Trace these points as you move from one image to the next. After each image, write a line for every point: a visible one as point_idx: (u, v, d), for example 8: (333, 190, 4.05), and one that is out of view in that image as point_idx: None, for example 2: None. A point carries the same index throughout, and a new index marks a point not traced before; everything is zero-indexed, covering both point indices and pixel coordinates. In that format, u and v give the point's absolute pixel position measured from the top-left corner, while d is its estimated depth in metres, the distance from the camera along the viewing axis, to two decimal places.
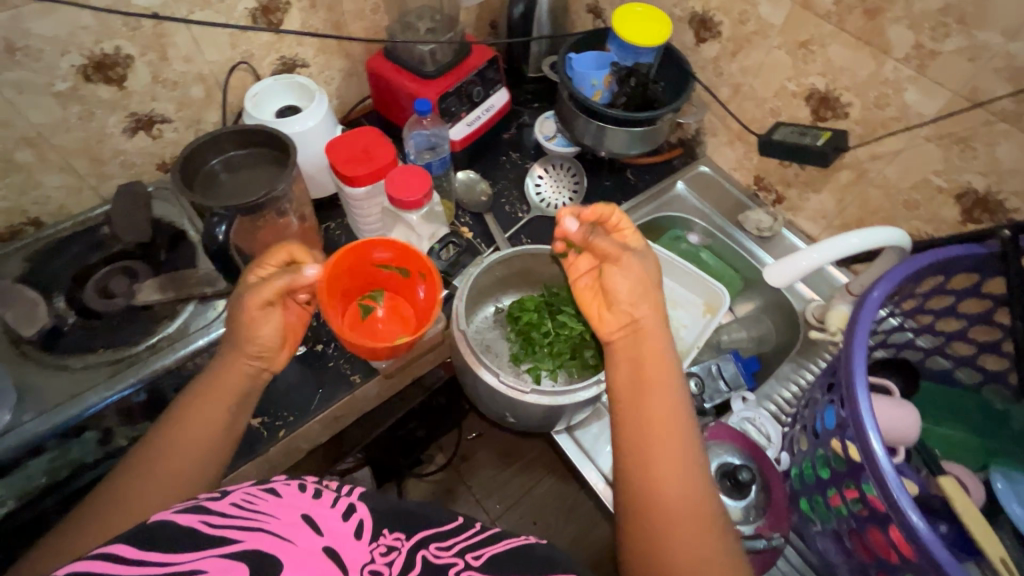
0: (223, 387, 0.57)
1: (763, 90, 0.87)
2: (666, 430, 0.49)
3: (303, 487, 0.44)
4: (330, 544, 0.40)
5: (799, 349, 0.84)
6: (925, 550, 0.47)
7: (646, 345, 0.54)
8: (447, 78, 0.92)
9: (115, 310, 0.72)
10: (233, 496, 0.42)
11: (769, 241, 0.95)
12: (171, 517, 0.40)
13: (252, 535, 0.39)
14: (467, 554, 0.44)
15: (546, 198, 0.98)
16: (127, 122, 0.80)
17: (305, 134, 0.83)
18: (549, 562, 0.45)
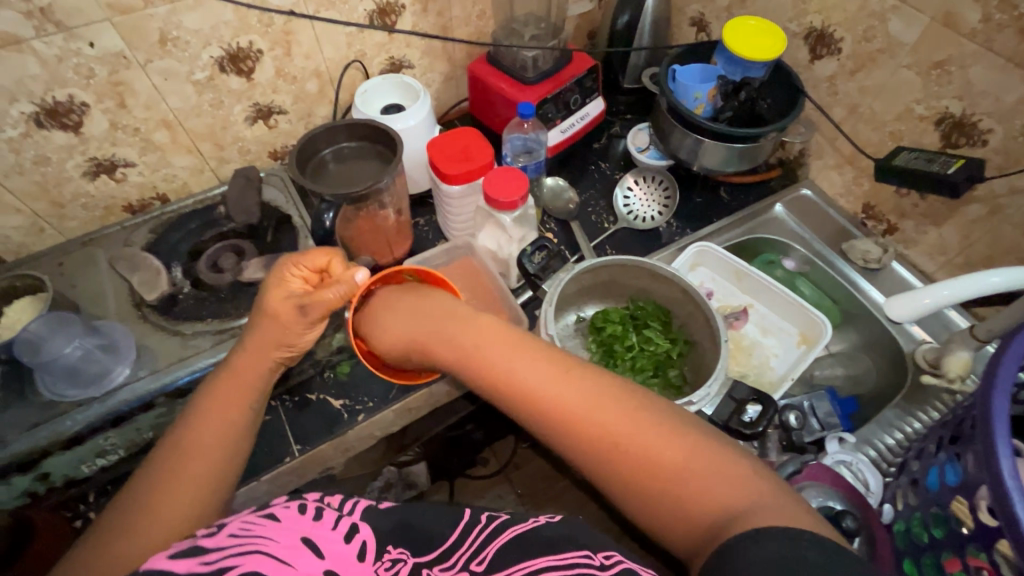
0: (235, 382, 0.58)
1: (885, 112, 0.81)
2: (576, 397, 0.47)
3: (304, 508, 0.44)
4: (329, 567, 0.41)
5: (907, 395, 0.77)
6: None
7: (480, 335, 0.54)
8: (546, 84, 0.92)
9: (225, 283, 0.77)
10: (228, 529, 0.41)
11: (876, 274, 0.88)
12: (169, 563, 0.38)
13: (248, 560, 0.39)
14: (469, 562, 0.43)
15: (634, 210, 0.96)
16: (250, 111, 0.86)
17: (408, 131, 0.86)
18: (560, 540, 0.43)
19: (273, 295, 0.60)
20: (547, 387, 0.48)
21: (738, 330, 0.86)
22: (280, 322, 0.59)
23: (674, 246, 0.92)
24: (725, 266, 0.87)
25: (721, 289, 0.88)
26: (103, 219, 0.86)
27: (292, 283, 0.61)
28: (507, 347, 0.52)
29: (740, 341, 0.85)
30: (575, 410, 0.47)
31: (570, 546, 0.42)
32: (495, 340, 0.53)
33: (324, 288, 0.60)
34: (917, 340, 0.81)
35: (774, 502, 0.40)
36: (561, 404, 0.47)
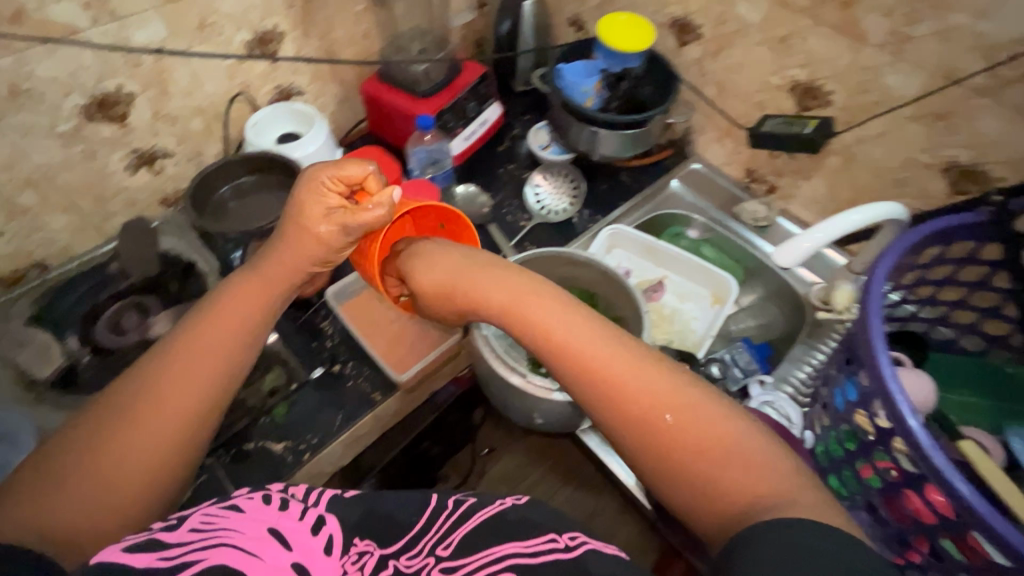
0: (246, 298, 0.57)
1: (748, 86, 0.90)
2: (618, 364, 0.47)
3: (269, 498, 0.44)
4: (297, 559, 0.40)
5: (808, 332, 0.86)
6: (961, 501, 0.47)
7: (538, 307, 0.52)
8: (442, 95, 0.94)
9: (132, 345, 0.72)
10: (190, 522, 0.40)
11: (767, 230, 0.98)
12: (126, 556, 0.37)
13: (213, 552, 0.38)
14: (435, 548, 0.45)
15: (546, 205, 0.99)
16: (130, 159, 0.81)
17: (309, 158, 0.84)
18: (522, 526, 0.45)
19: (306, 209, 0.58)
20: (592, 347, 0.48)
21: (657, 301, 0.92)
22: (299, 221, 0.59)
23: (589, 233, 0.96)
24: (637, 244, 0.92)
25: (638, 266, 0.93)
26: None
27: (332, 198, 0.59)
28: (566, 313, 0.51)
29: (661, 311, 0.91)
30: (622, 381, 0.47)
31: (536, 532, 0.45)
32: (566, 317, 0.51)
33: (363, 211, 0.59)
34: (809, 283, 0.91)
35: (812, 504, 0.40)
36: (599, 365, 0.47)
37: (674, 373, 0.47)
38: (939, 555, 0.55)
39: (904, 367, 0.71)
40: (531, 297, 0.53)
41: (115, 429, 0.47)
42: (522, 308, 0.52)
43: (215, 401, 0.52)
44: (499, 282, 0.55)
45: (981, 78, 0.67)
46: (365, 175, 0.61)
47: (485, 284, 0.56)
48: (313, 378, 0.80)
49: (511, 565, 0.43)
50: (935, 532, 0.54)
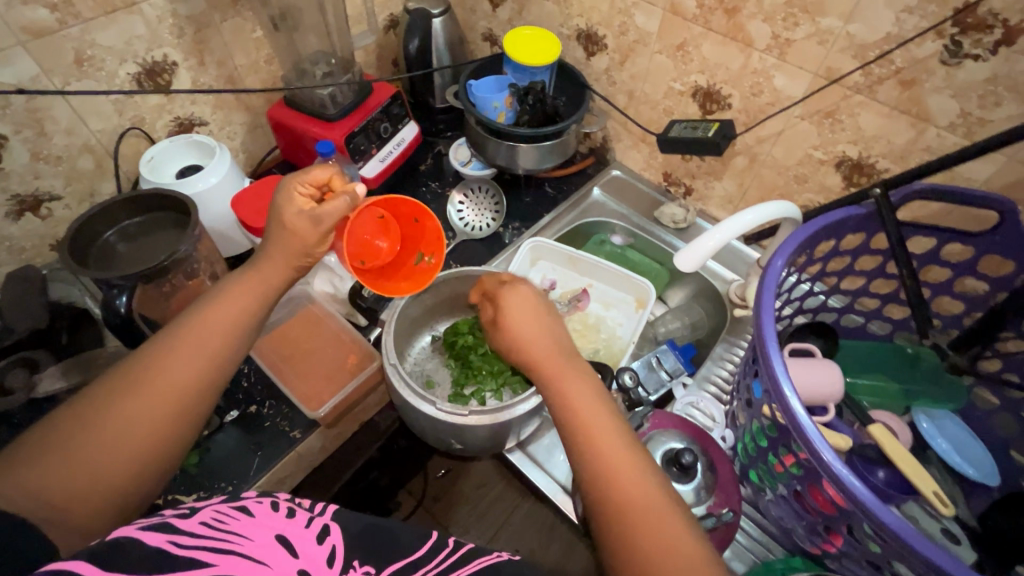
0: (236, 300, 0.53)
1: (654, 93, 0.92)
2: (610, 432, 0.49)
3: (276, 506, 0.43)
4: (304, 568, 0.39)
5: (728, 329, 0.88)
6: (849, 492, 0.51)
7: (593, 414, 0.50)
8: (351, 117, 0.92)
9: (18, 406, 0.67)
10: (203, 516, 0.40)
11: (686, 231, 1.00)
12: (141, 534, 0.37)
13: (223, 557, 0.37)
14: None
15: (470, 222, 0.99)
16: (10, 205, 0.76)
17: (211, 191, 0.81)
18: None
19: (275, 217, 0.57)
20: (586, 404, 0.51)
21: (583, 311, 0.92)
22: (287, 226, 0.56)
23: (513, 247, 0.96)
24: (559, 255, 0.92)
25: (562, 276, 0.94)
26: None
27: (299, 198, 0.58)
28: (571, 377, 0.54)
29: (587, 320, 0.91)
30: (608, 444, 0.49)
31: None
32: (604, 416, 0.51)
33: (327, 202, 0.57)
34: (728, 280, 0.92)
35: None
36: (614, 461, 0.48)
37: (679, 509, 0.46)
38: (843, 539, 0.58)
39: (814, 357, 0.73)
40: (523, 334, 0.56)
41: (108, 408, 0.45)
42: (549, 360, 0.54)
43: (202, 401, 0.49)
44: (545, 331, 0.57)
45: (857, 76, 0.70)
46: (329, 176, 0.60)
47: (527, 350, 0.55)
48: (228, 421, 0.76)
49: None
50: (837, 521, 0.57)
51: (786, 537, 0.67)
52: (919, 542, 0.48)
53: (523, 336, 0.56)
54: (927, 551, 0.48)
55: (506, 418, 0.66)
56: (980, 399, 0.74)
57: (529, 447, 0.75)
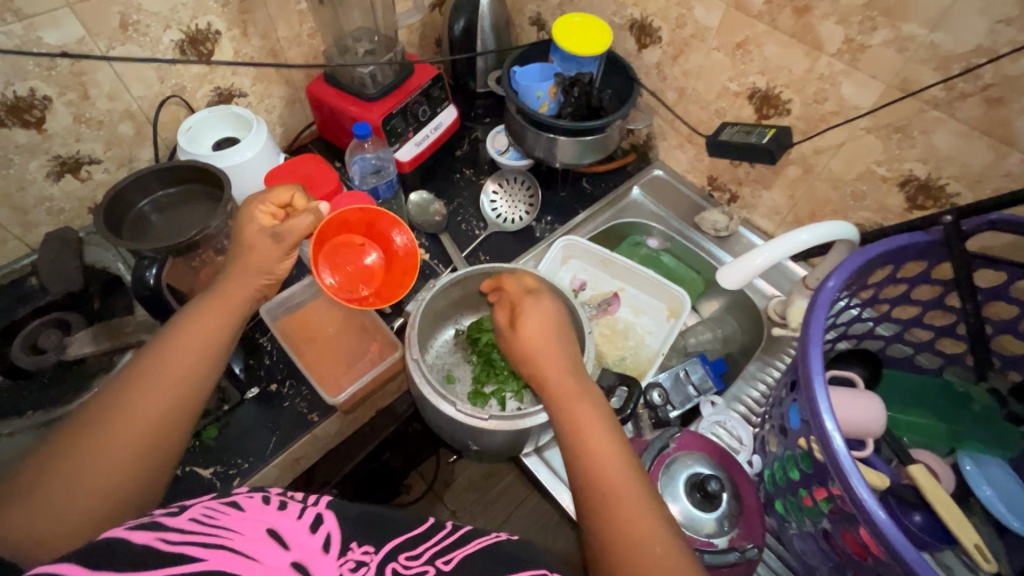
0: (205, 319, 0.55)
1: (707, 92, 0.87)
2: (612, 472, 0.48)
3: (267, 501, 0.43)
4: (296, 558, 0.38)
5: (764, 347, 0.83)
6: (892, 547, 0.47)
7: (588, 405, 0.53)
8: (390, 98, 0.90)
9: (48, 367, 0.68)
10: (192, 512, 0.40)
11: (727, 241, 0.95)
12: (128, 534, 0.37)
13: (214, 551, 0.36)
14: (437, 559, 0.42)
15: (503, 214, 0.96)
16: (51, 166, 0.77)
17: (243, 166, 0.80)
18: (517, 557, 0.44)
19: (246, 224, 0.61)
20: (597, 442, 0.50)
21: (611, 315, 0.89)
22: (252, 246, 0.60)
23: (545, 243, 0.93)
24: (592, 255, 0.89)
25: (593, 277, 0.91)
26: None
27: (260, 218, 0.62)
28: (597, 424, 0.52)
29: (615, 325, 0.88)
30: (620, 491, 0.47)
31: (529, 566, 0.43)
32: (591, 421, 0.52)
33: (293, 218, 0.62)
34: (769, 296, 0.88)
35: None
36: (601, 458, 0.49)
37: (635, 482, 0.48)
38: None
39: (855, 388, 0.68)
40: (564, 366, 0.57)
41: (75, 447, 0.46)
42: (551, 374, 0.56)
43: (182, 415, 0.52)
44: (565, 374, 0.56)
45: (937, 90, 0.64)
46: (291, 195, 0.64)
47: (553, 366, 0.57)
48: (249, 397, 0.76)
49: None
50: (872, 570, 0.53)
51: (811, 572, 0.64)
52: None
53: (539, 360, 0.58)
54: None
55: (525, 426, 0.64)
56: None
57: (546, 453, 0.73)
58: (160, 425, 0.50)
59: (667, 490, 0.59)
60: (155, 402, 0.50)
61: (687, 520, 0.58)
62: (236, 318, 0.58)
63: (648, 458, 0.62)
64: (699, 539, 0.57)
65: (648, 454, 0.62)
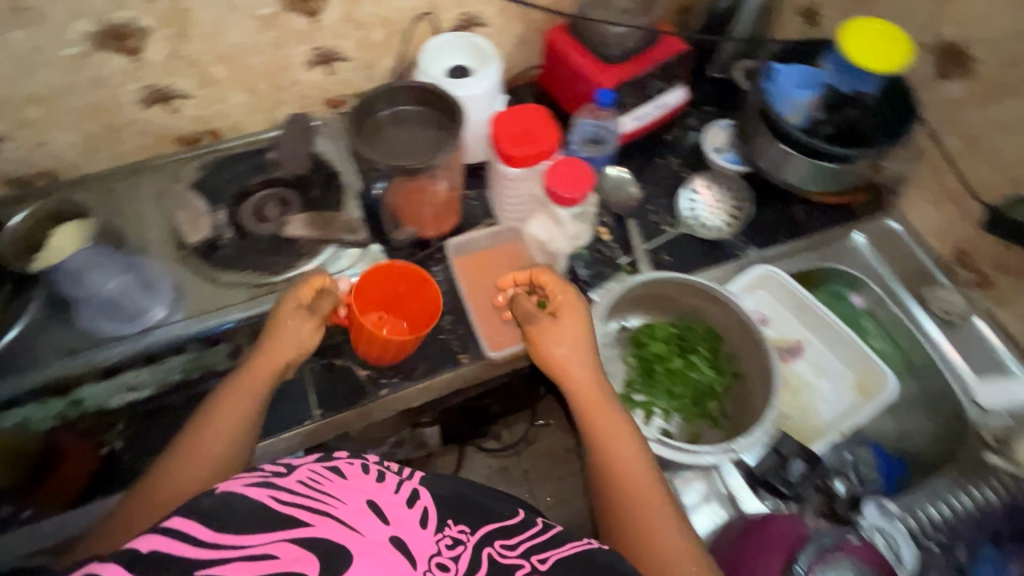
0: (269, 357, 0.61)
1: (1008, 153, 0.72)
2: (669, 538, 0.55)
3: (366, 468, 0.48)
4: (395, 533, 0.44)
5: (961, 469, 0.74)
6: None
7: (614, 424, 0.61)
8: (627, 65, 0.85)
9: (254, 245, 0.75)
10: (301, 474, 0.46)
11: (954, 330, 0.81)
12: (248, 490, 0.44)
13: (319, 519, 0.43)
14: (532, 556, 0.46)
15: (699, 216, 0.87)
16: (310, 55, 0.78)
17: (473, 100, 0.80)
18: (615, 571, 0.46)
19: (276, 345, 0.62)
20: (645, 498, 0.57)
21: (789, 366, 0.81)
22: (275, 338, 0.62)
23: (740, 266, 0.84)
24: (790, 296, 0.81)
25: (779, 316, 0.82)
26: (142, 151, 0.79)
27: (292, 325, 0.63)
28: (621, 432, 0.61)
29: (789, 379, 0.80)
30: (661, 550, 0.55)
31: (630, 575, 0.46)
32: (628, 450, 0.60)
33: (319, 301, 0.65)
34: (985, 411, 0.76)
35: None
36: (621, 471, 0.59)
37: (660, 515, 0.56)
38: None
39: None
40: (575, 365, 0.63)
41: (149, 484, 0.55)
42: (596, 414, 0.61)
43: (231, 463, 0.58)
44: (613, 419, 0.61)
45: None
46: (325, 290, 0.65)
47: (579, 375, 0.62)
48: None
49: None
50: None
51: None
52: None
53: (569, 368, 0.62)
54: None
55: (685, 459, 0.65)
56: None
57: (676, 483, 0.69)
58: (226, 461, 0.57)
59: None
60: (214, 445, 0.57)
61: None
62: (268, 378, 0.61)
63: (808, 553, 0.61)
64: None
65: (808, 549, 0.61)
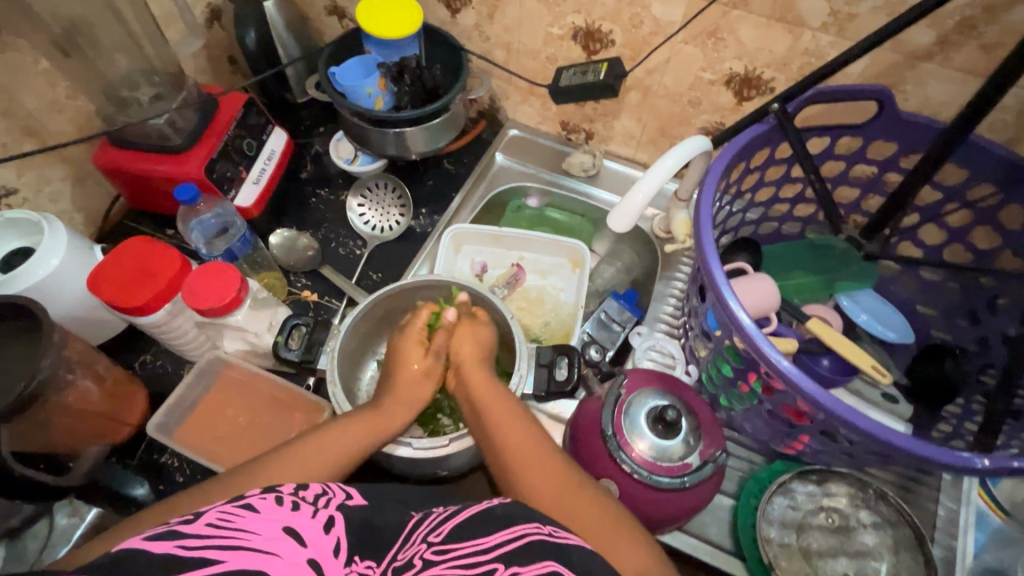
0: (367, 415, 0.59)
1: (533, 42, 0.87)
2: (552, 482, 0.52)
3: (280, 501, 0.43)
4: (312, 556, 0.40)
5: (662, 265, 0.88)
6: (798, 389, 0.52)
7: (505, 410, 0.59)
8: (204, 142, 0.78)
9: None
10: (208, 517, 0.39)
11: (598, 177, 0.97)
12: (147, 544, 0.36)
13: (233, 555, 0.37)
14: (428, 537, 0.43)
15: (377, 224, 0.91)
16: None
17: (55, 277, 0.65)
18: (509, 517, 0.43)
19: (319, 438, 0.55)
20: (534, 465, 0.54)
21: (522, 287, 0.88)
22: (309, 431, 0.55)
23: (432, 240, 0.89)
24: (482, 236, 0.88)
25: (490, 256, 0.89)
26: None
27: None
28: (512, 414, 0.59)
29: (529, 296, 0.87)
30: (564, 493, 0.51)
31: (521, 519, 0.43)
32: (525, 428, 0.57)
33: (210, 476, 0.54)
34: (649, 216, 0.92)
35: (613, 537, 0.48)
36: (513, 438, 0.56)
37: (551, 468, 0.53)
38: (816, 445, 0.64)
39: (749, 273, 0.76)
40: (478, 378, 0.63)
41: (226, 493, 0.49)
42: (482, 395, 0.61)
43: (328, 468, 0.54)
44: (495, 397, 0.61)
45: None
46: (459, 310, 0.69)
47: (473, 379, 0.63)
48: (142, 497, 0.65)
49: (497, 553, 0.40)
50: (810, 426, 0.61)
51: (766, 446, 0.71)
52: (889, 434, 0.50)
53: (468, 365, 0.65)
54: (860, 421, 0.51)
55: (434, 455, 0.62)
56: (885, 269, 0.82)
57: None
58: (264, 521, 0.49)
59: (632, 431, 0.60)
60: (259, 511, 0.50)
61: (658, 452, 0.59)
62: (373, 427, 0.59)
63: (609, 415, 0.61)
64: (676, 465, 0.58)
65: (607, 412, 0.61)
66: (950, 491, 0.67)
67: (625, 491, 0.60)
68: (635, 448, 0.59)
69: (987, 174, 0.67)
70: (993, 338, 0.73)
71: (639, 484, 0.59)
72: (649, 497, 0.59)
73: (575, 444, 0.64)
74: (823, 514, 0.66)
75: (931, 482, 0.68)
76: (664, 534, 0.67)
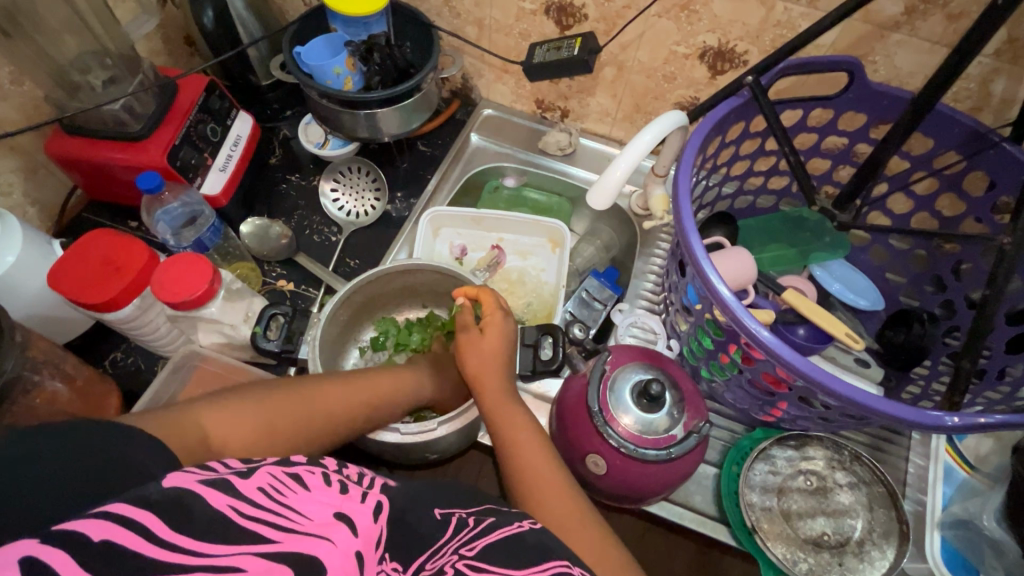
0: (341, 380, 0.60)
1: (505, 18, 0.85)
2: (550, 486, 0.53)
3: (328, 480, 0.41)
4: (360, 545, 0.37)
5: (640, 242, 0.89)
6: (778, 357, 0.54)
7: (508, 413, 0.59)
8: (165, 128, 0.74)
9: None
10: (261, 480, 0.38)
11: (574, 156, 0.96)
12: (203, 491, 0.34)
13: (286, 536, 0.34)
14: (460, 548, 0.41)
15: (351, 209, 0.89)
16: None
17: (13, 273, 0.62)
18: (541, 550, 0.41)
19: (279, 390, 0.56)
20: (535, 471, 0.55)
21: (502, 268, 0.87)
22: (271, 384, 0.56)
23: (409, 224, 0.88)
24: (460, 218, 0.87)
25: (468, 238, 0.88)
26: None
27: None
28: (518, 419, 0.59)
29: (509, 277, 0.87)
30: (563, 510, 0.52)
31: (553, 555, 0.41)
32: (526, 434, 0.57)
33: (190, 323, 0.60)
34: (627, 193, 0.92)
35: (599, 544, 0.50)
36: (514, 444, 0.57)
37: (547, 469, 0.55)
38: (792, 411, 0.66)
39: (727, 246, 0.76)
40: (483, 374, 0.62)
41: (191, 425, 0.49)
42: (489, 400, 0.60)
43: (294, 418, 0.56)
44: (505, 404, 0.60)
45: None
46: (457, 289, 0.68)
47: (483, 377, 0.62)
48: None
49: None
50: (788, 393, 0.62)
51: (746, 416, 0.72)
52: (864, 398, 0.52)
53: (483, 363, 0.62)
54: (838, 386, 0.52)
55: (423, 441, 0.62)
56: (856, 239, 0.85)
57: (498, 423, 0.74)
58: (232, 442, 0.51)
59: (617, 406, 0.60)
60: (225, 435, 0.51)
61: (643, 426, 0.60)
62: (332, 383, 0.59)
63: (594, 391, 0.62)
64: (661, 438, 0.59)
65: (592, 388, 0.62)
66: (918, 449, 0.71)
67: (611, 464, 0.61)
68: (619, 423, 0.60)
69: (954, 142, 0.69)
70: (958, 301, 0.76)
71: (625, 457, 0.60)
72: (634, 469, 0.61)
73: (562, 420, 0.65)
74: (802, 477, 0.68)
75: (900, 441, 0.72)
76: (650, 505, 0.68)
